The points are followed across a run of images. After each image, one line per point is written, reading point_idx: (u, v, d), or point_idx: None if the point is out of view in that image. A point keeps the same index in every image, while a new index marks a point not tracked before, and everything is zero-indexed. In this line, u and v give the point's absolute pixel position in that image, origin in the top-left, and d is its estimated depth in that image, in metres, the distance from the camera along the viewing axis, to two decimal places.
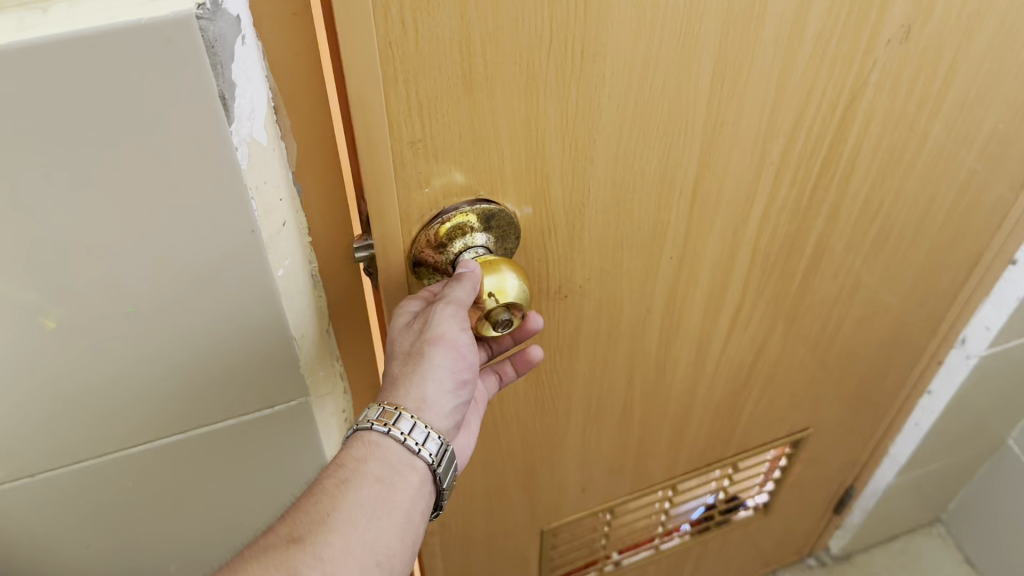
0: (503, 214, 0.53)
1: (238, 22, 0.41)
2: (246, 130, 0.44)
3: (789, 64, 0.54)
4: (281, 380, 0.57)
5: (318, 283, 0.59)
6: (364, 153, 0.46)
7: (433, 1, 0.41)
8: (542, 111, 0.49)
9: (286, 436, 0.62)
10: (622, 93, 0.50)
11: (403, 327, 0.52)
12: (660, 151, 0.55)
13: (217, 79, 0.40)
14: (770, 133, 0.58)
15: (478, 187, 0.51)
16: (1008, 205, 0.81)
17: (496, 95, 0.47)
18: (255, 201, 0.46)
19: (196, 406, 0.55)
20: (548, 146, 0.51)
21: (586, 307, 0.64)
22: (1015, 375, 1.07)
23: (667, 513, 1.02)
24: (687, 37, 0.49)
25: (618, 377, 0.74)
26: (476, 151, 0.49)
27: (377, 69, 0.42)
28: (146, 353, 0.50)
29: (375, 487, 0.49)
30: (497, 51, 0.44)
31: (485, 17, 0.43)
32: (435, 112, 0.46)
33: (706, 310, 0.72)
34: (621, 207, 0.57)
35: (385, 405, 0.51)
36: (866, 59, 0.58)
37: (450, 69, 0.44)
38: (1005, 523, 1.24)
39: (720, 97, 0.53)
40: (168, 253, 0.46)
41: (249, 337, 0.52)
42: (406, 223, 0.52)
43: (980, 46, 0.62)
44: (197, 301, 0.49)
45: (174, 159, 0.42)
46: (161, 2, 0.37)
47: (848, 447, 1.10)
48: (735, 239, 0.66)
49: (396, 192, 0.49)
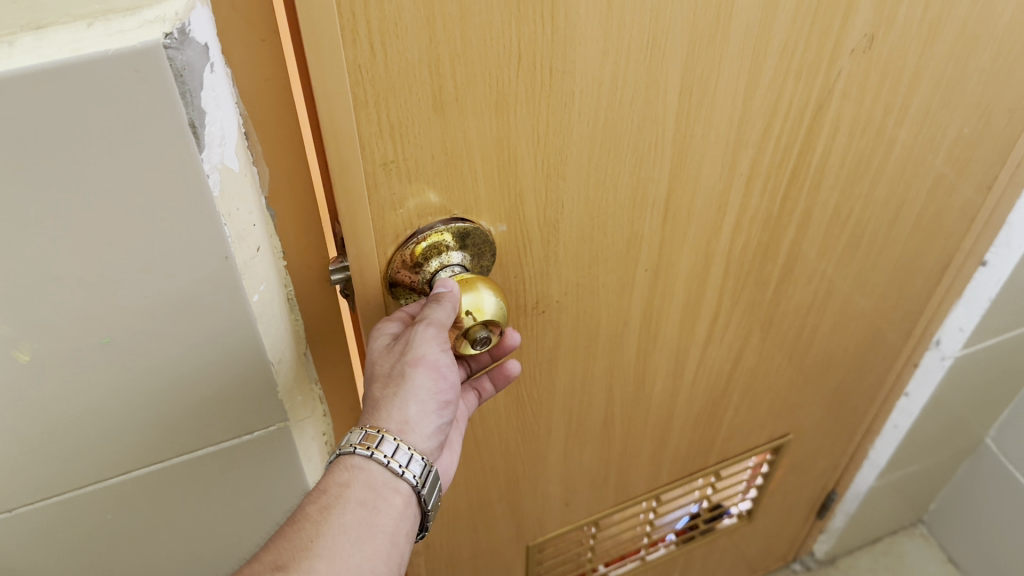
0: (478, 232, 0.53)
1: (207, 49, 0.41)
2: (217, 157, 0.44)
3: (755, 75, 0.55)
4: (260, 406, 0.56)
5: (294, 306, 0.58)
6: (338, 175, 0.46)
7: (401, 25, 0.41)
8: (513, 130, 0.49)
9: (265, 463, 0.61)
10: (592, 109, 0.50)
11: (382, 348, 0.52)
12: (630, 165, 0.55)
13: (186, 107, 0.40)
14: (740, 144, 0.59)
15: (452, 207, 0.51)
16: (976, 207, 0.82)
17: (468, 114, 0.47)
18: (229, 227, 0.46)
19: (174, 434, 0.55)
20: (521, 163, 0.51)
21: (564, 321, 0.65)
22: (990, 374, 1.08)
23: (652, 524, 1.02)
24: (653, 52, 0.49)
25: (598, 389, 0.74)
26: (449, 169, 0.49)
27: (347, 91, 0.42)
28: (123, 383, 0.50)
29: (360, 511, 0.49)
30: (467, 71, 0.45)
31: (453, 39, 0.43)
32: (407, 133, 0.46)
33: (683, 320, 0.72)
34: (595, 221, 0.58)
35: (368, 428, 0.51)
36: (831, 68, 0.58)
37: (420, 90, 0.44)
38: (985, 520, 1.25)
39: (689, 110, 0.54)
40: (142, 283, 0.45)
41: (227, 362, 0.52)
42: (381, 244, 0.52)
43: (941, 54, 0.63)
44: (171, 330, 0.48)
45: (145, 187, 0.41)
46: (129, 31, 0.37)
47: (828, 450, 1.10)
48: (708, 250, 0.67)
49: (370, 215, 0.49)
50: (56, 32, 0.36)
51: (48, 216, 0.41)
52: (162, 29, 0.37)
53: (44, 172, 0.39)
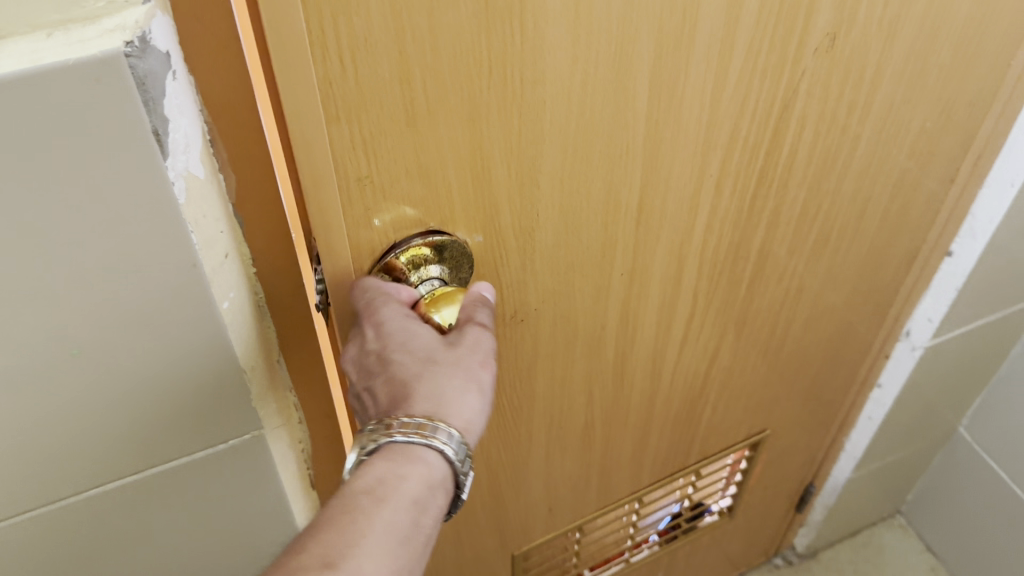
0: (455, 244, 0.53)
1: (168, 56, 0.40)
2: (182, 164, 0.43)
3: (722, 77, 0.55)
4: (236, 414, 0.56)
5: (268, 320, 0.58)
6: (308, 185, 0.46)
7: (371, 40, 0.41)
8: (485, 140, 0.49)
9: (242, 473, 0.61)
10: (563, 117, 0.50)
11: (384, 352, 0.49)
12: (603, 171, 0.55)
13: (149, 116, 0.39)
14: (708, 146, 0.60)
15: (427, 219, 0.51)
16: (939, 200, 0.84)
17: (441, 125, 0.47)
18: (196, 235, 0.46)
19: (146, 448, 0.54)
20: (494, 173, 0.51)
21: (542, 329, 0.65)
22: (961, 364, 1.10)
23: (635, 526, 1.02)
24: (622, 58, 0.50)
25: (577, 395, 0.74)
26: (423, 181, 0.49)
27: (316, 106, 0.42)
28: (92, 397, 0.49)
29: (411, 511, 0.45)
30: (438, 83, 0.45)
31: (424, 52, 0.43)
32: (380, 146, 0.46)
33: (659, 323, 0.73)
34: (569, 228, 0.58)
35: (422, 419, 0.47)
36: (795, 69, 0.59)
37: (391, 103, 0.44)
38: (961, 508, 1.27)
39: (658, 114, 0.54)
40: (109, 296, 0.45)
41: (199, 372, 0.52)
42: (356, 256, 0.52)
43: (900, 52, 0.64)
44: (140, 341, 0.48)
45: (109, 198, 0.41)
46: (89, 40, 0.36)
47: (805, 444, 1.12)
48: (682, 252, 0.67)
49: (344, 228, 0.49)
50: (14, 43, 0.36)
51: (7, 228, 0.40)
52: (123, 38, 0.37)
53: (4, 184, 0.38)
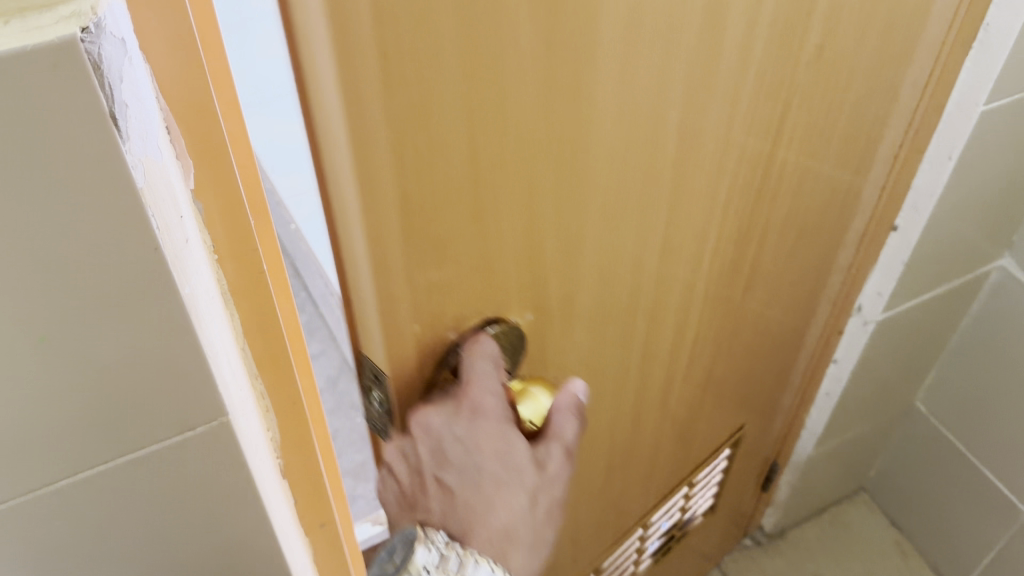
0: (511, 330, 0.50)
1: (115, 45, 0.27)
2: (145, 180, 0.31)
3: (736, 104, 0.54)
4: (238, 511, 0.45)
5: (242, 341, 0.50)
6: (371, 280, 0.41)
7: (442, 134, 0.37)
8: (539, 213, 0.46)
9: (247, 573, 0.49)
10: (606, 174, 0.48)
11: (437, 445, 0.49)
12: (636, 219, 0.53)
13: (111, 115, 0.28)
14: (721, 172, 0.58)
15: (486, 304, 0.48)
16: (887, 177, 0.85)
17: (502, 207, 0.43)
18: (184, 286, 0.35)
19: (128, 557, 0.42)
20: (545, 244, 0.48)
21: (577, 387, 0.62)
22: (913, 339, 1.13)
23: (640, 548, 1.00)
24: (657, 103, 0.47)
25: (595, 438, 0.71)
26: (483, 261, 0.45)
27: (394, 211, 0.38)
28: (55, 509, 0.37)
29: None
30: (501, 164, 0.41)
31: (490, 135, 0.40)
32: (448, 241, 0.42)
33: (670, 351, 0.71)
34: (605, 281, 0.55)
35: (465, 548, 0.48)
36: (790, 83, 0.58)
37: (459, 194, 0.41)
38: (923, 484, 1.31)
39: (684, 153, 0.52)
40: (72, 374, 0.33)
41: (196, 463, 0.40)
42: (417, 367, 0.48)
43: (868, 46, 0.63)
44: (117, 430, 0.36)
45: (64, 240, 0.29)
46: (41, 27, 0.24)
47: (770, 429, 1.12)
48: (693, 279, 0.66)
49: (412, 335, 0.45)
50: None
51: None
52: (80, 13, 0.25)
53: None
